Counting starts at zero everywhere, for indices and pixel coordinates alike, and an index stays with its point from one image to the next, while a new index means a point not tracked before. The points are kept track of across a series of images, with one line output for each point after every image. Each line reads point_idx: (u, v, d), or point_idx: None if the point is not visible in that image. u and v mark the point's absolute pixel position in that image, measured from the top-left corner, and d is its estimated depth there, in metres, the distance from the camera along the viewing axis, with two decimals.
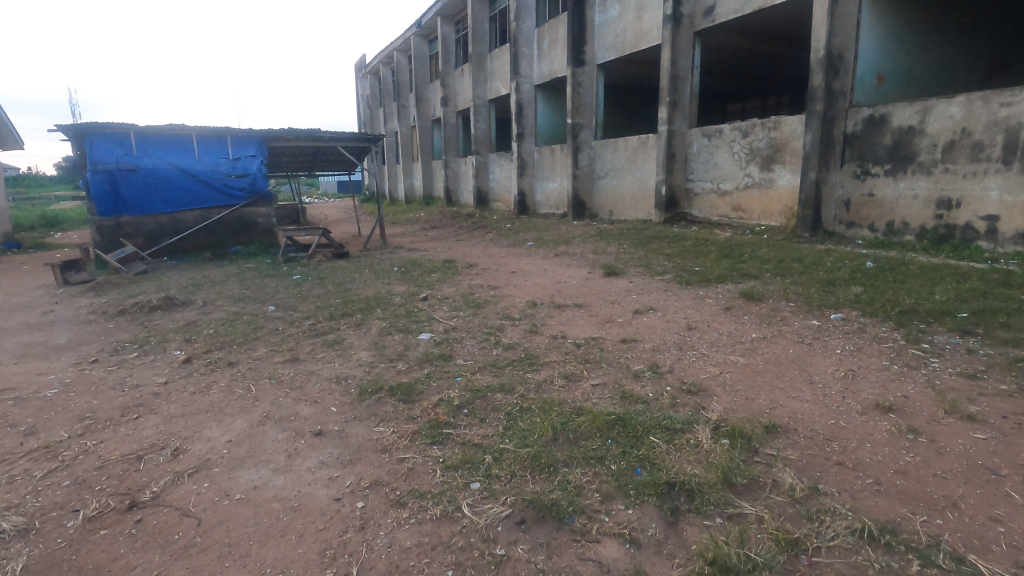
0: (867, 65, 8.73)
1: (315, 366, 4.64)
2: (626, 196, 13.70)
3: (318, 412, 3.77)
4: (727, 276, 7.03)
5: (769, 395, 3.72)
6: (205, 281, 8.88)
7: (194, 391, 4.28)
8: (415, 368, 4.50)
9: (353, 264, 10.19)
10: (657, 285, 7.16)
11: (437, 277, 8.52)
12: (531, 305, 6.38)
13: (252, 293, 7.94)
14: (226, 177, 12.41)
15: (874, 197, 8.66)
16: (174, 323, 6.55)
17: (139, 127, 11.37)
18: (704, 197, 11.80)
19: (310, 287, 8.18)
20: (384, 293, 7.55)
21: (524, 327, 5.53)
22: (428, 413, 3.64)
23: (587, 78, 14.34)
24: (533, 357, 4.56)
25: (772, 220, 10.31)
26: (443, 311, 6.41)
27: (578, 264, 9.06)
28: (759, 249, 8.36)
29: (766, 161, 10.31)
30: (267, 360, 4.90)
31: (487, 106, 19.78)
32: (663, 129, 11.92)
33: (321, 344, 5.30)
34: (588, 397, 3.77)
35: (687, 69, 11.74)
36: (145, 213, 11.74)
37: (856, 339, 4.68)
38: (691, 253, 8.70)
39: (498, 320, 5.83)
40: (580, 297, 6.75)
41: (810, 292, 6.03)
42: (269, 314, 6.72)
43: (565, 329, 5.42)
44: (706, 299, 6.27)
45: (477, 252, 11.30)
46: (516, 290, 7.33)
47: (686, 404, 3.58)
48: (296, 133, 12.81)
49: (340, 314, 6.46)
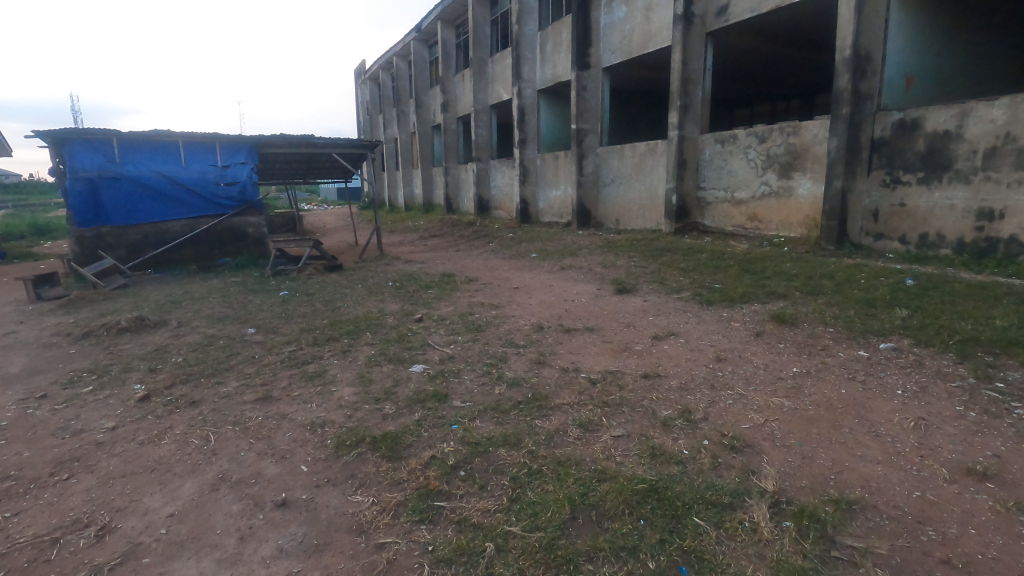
0: (895, 66, 8.11)
1: (288, 408, 4.00)
2: (634, 205, 13.08)
3: (284, 472, 3.13)
4: (752, 295, 6.39)
5: (830, 452, 3.07)
6: (185, 297, 8.25)
7: (143, 440, 3.63)
8: (404, 411, 3.86)
9: (346, 278, 9.57)
10: (675, 304, 6.53)
11: (434, 294, 7.91)
12: (537, 328, 5.74)
13: (233, 311, 7.31)
14: (214, 185, 11.81)
15: (905, 207, 8.02)
16: (142, 348, 5.91)
17: (123, 133, 10.85)
18: (717, 207, 11.18)
19: (296, 306, 7.55)
20: (375, 313, 6.93)
21: (531, 356, 4.89)
22: (416, 475, 3.01)
23: (592, 82, 13.76)
24: (542, 398, 3.92)
25: (792, 231, 9.67)
26: (439, 336, 5.77)
27: (587, 278, 8.44)
28: (783, 264, 7.71)
29: (785, 168, 9.70)
30: (235, 398, 4.26)
31: (488, 111, 19.23)
32: (673, 134, 11.31)
33: (299, 378, 4.66)
34: (611, 454, 3.13)
35: (699, 72, 11.15)
36: (129, 224, 11.15)
37: (916, 376, 4.03)
38: (708, 267, 8.06)
39: (501, 347, 5.19)
40: (590, 319, 6.11)
41: (849, 316, 5.38)
42: (247, 338, 6.08)
43: (577, 360, 4.77)
44: (732, 322, 5.63)
45: (477, 264, 10.68)
46: (519, 310, 6.69)
47: (730, 466, 2.94)
48: (288, 139, 12.24)
49: (325, 339, 5.83)
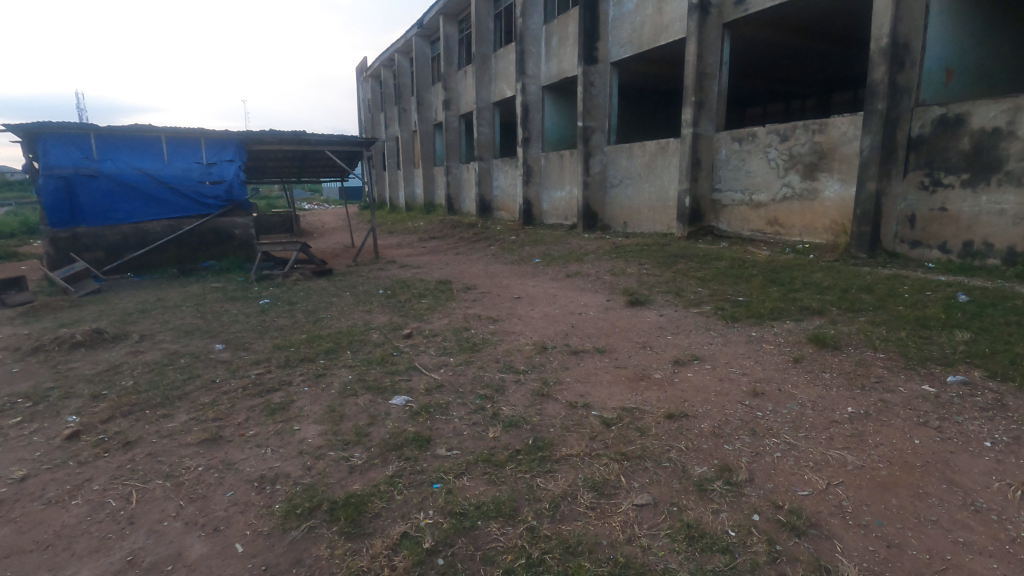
0: (936, 57, 7.35)
1: (236, 455, 3.29)
2: (643, 208, 12.36)
3: (211, 555, 2.42)
4: (783, 312, 5.65)
5: (923, 537, 2.34)
6: (156, 306, 7.57)
7: (50, 499, 2.92)
8: (376, 462, 3.14)
9: (334, 285, 8.88)
10: (695, 320, 5.80)
11: (428, 304, 7.20)
12: (540, 349, 5.01)
13: (205, 323, 6.63)
14: (199, 184, 11.13)
15: (946, 212, 7.27)
16: (92, 368, 5.20)
17: (101, 128, 10.19)
18: (734, 210, 10.45)
19: (274, 317, 6.85)
20: (360, 327, 6.23)
21: (532, 386, 4.17)
22: (380, 566, 2.30)
23: (600, 78, 13.04)
24: (545, 445, 3.21)
25: (817, 236, 8.94)
26: (429, 357, 5.07)
27: (595, 288, 7.73)
28: (813, 275, 6.97)
29: (809, 168, 8.97)
30: (179, 439, 3.55)
31: (491, 109, 18.50)
32: (687, 131, 10.57)
33: (260, 411, 3.96)
34: (634, 535, 2.42)
35: (715, 66, 10.43)
36: (107, 225, 10.48)
37: (1003, 422, 3.29)
38: (729, 276, 7.33)
39: (498, 373, 4.49)
40: (601, 338, 5.38)
41: (901, 339, 4.65)
42: (213, 357, 5.38)
43: (587, 391, 4.05)
44: (764, 345, 4.89)
45: (476, 270, 9.98)
46: (520, 325, 5.98)
47: (793, 560, 2.23)
48: (279, 135, 11.55)
49: (299, 359, 5.13)
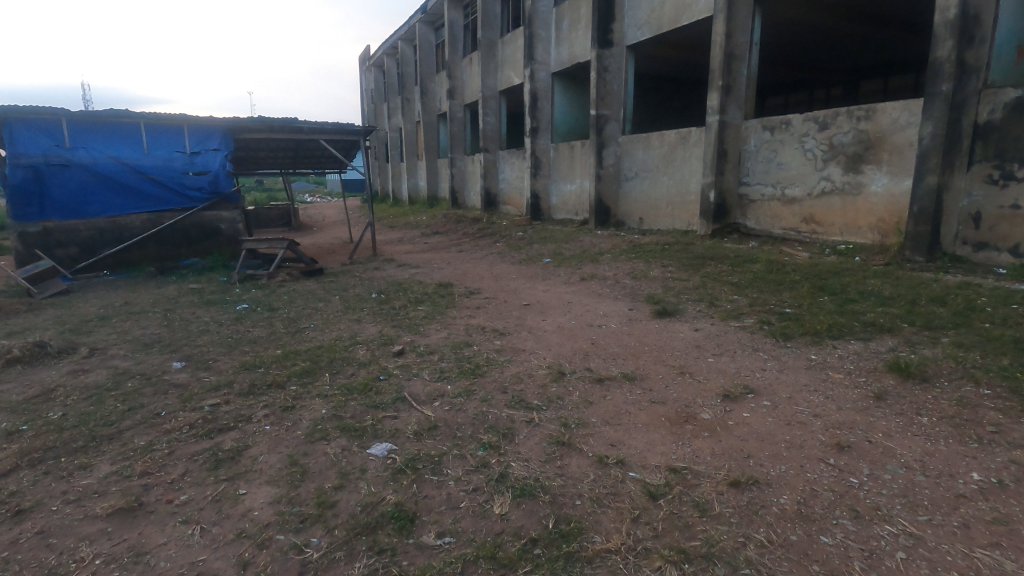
0: (1008, 33, 6.30)
1: (154, 539, 2.44)
2: (661, 203, 11.43)
3: None
4: (844, 329, 4.75)
5: None
6: (120, 311, 6.73)
7: None
8: (338, 557, 2.28)
9: (323, 287, 8.03)
10: (739, 337, 4.91)
11: (425, 312, 6.34)
12: (556, 376, 4.14)
13: (170, 334, 5.77)
14: (181, 175, 10.28)
15: (1020, 210, 6.31)
16: (20, 392, 4.34)
17: (73, 113, 9.36)
18: (764, 206, 9.51)
19: (249, 328, 6.00)
20: (344, 341, 5.37)
21: (549, 431, 3.30)
22: None
23: (615, 63, 12.06)
24: (572, 532, 2.35)
25: (861, 236, 8.01)
26: (422, 383, 4.22)
27: (614, 293, 6.86)
28: (869, 283, 6.04)
29: (852, 160, 8.03)
30: (85, 508, 2.70)
31: (497, 98, 17.56)
32: (712, 120, 9.62)
33: (202, 464, 3.10)
34: None
35: (744, 47, 9.46)
36: (80, 218, 9.65)
37: None
38: (769, 282, 6.42)
39: (505, 411, 3.60)
40: (628, 360, 4.50)
41: (1006, 369, 3.74)
42: (166, 380, 4.52)
43: (619, 440, 3.18)
44: (831, 374, 4.00)
45: (480, 271, 9.13)
46: (531, 341, 5.11)
47: None
48: (268, 123, 10.70)
49: (265, 384, 4.26)
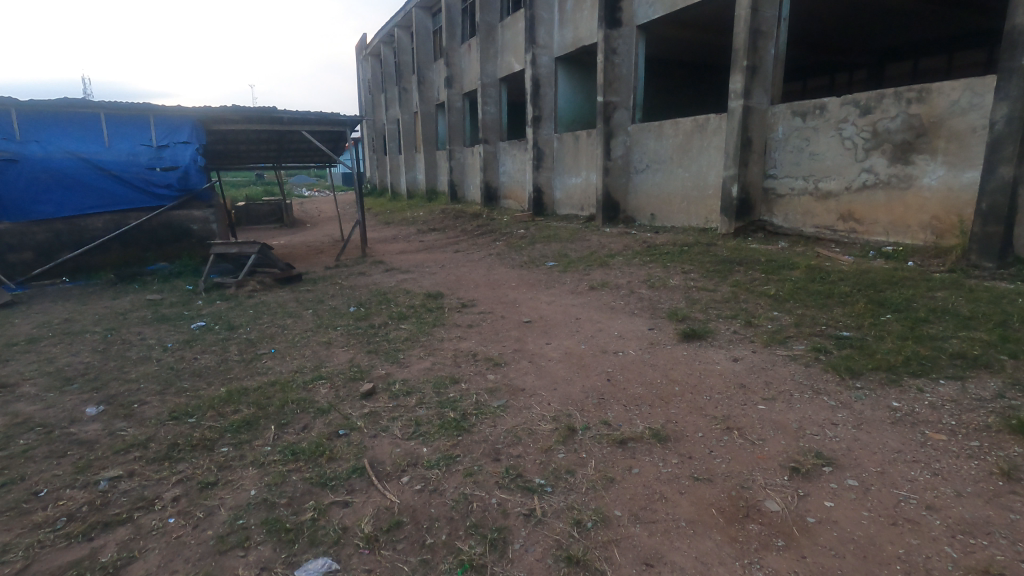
0: None
1: None
2: (675, 197, 10.41)
3: None
4: (927, 364, 3.75)
5: None
6: (57, 331, 5.80)
7: None
8: None
9: (297, 298, 7.07)
10: (792, 372, 3.94)
11: (407, 333, 5.38)
12: (565, 435, 3.17)
13: (102, 364, 4.82)
14: (147, 171, 9.30)
15: None
16: None
17: (23, 103, 8.41)
18: (794, 201, 8.49)
19: (197, 354, 5.04)
20: (305, 374, 4.41)
21: (558, 536, 2.34)
22: None
23: (624, 44, 10.97)
24: None
25: (911, 237, 7.00)
26: (389, 443, 3.25)
27: (629, 307, 5.88)
28: (935, 295, 5.05)
29: (900, 148, 6.99)
30: None
31: (497, 85, 16.46)
32: (736, 104, 8.56)
33: None
34: None
35: (772, 22, 8.38)
36: (34, 220, 8.69)
37: None
38: (812, 294, 5.43)
39: (496, 496, 2.63)
40: (656, 408, 3.52)
41: None
42: (70, 435, 3.56)
43: (660, 553, 2.23)
44: (928, 435, 3.01)
45: (476, 276, 8.16)
46: (532, 376, 4.14)
47: None
48: (243, 113, 9.72)
49: (189, 444, 3.30)
